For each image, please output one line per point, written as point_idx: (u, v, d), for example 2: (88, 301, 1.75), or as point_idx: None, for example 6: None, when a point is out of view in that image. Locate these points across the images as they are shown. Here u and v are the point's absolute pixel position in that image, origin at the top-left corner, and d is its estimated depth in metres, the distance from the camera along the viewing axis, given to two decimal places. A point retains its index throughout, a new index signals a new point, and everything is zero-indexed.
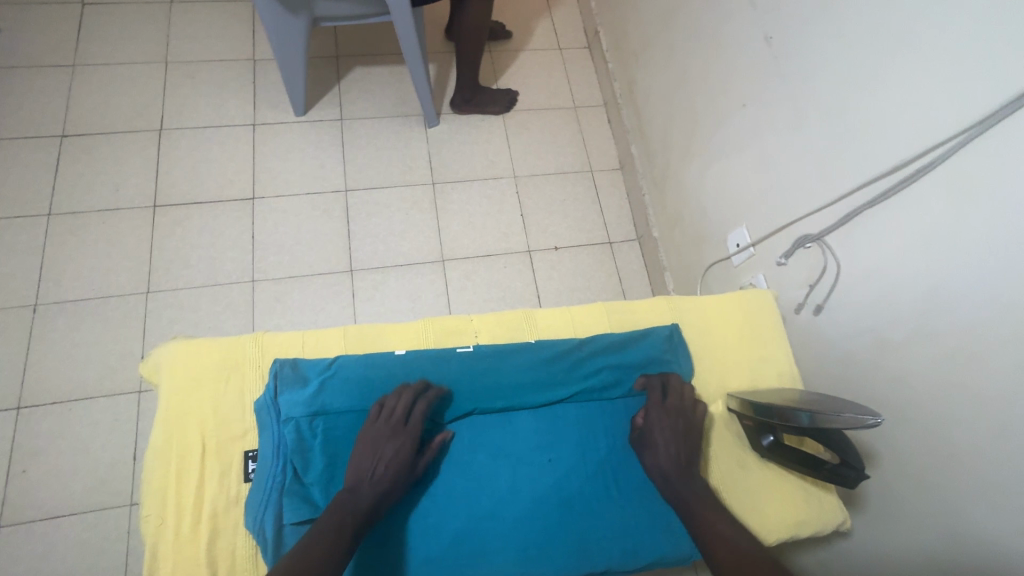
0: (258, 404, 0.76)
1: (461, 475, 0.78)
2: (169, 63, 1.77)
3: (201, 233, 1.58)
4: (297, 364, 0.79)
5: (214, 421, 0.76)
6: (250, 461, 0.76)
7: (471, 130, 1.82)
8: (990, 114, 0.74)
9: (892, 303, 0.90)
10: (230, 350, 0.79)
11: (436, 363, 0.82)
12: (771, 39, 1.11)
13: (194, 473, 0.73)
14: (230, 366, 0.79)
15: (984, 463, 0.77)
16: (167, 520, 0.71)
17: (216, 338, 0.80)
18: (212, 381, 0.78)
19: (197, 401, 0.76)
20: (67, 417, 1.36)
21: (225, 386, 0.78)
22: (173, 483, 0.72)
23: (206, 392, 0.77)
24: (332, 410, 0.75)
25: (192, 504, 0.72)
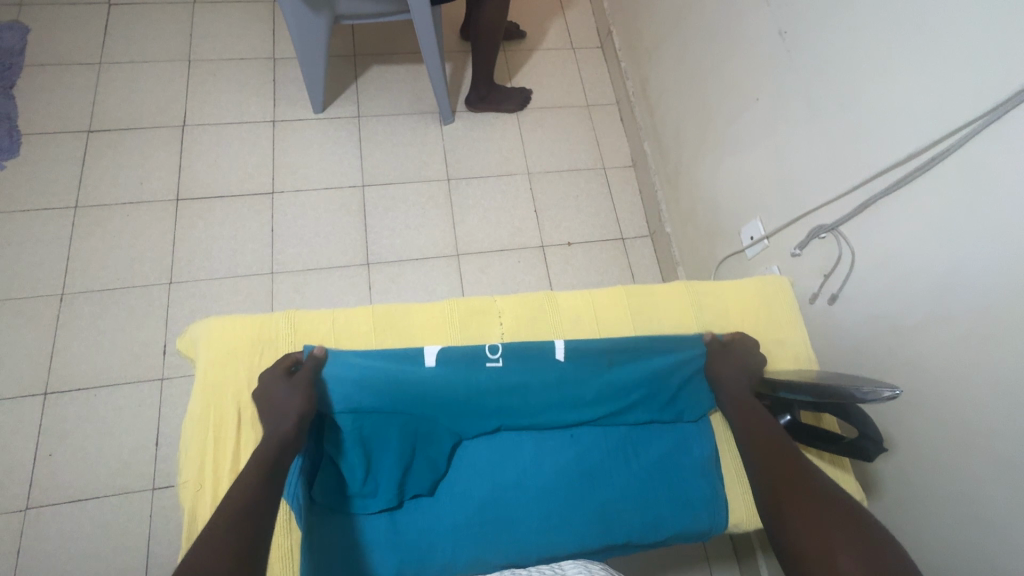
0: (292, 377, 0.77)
1: (486, 448, 0.81)
2: (192, 62, 1.82)
3: (222, 225, 1.61)
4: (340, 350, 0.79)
5: (249, 392, 0.78)
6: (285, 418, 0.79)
7: (485, 127, 1.85)
8: (1004, 100, 0.75)
9: (907, 290, 0.91)
10: (263, 326, 0.81)
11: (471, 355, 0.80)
12: (784, 33, 1.13)
13: (230, 442, 0.75)
14: (264, 340, 0.81)
15: (998, 445, 0.78)
16: (205, 485, 0.73)
17: (250, 313, 0.82)
18: (246, 354, 0.80)
19: (233, 373, 0.78)
20: (92, 403, 1.39)
21: (259, 359, 0.80)
22: (211, 449, 0.75)
23: (241, 364, 0.79)
24: (361, 399, 0.76)
25: (229, 470, 0.74)
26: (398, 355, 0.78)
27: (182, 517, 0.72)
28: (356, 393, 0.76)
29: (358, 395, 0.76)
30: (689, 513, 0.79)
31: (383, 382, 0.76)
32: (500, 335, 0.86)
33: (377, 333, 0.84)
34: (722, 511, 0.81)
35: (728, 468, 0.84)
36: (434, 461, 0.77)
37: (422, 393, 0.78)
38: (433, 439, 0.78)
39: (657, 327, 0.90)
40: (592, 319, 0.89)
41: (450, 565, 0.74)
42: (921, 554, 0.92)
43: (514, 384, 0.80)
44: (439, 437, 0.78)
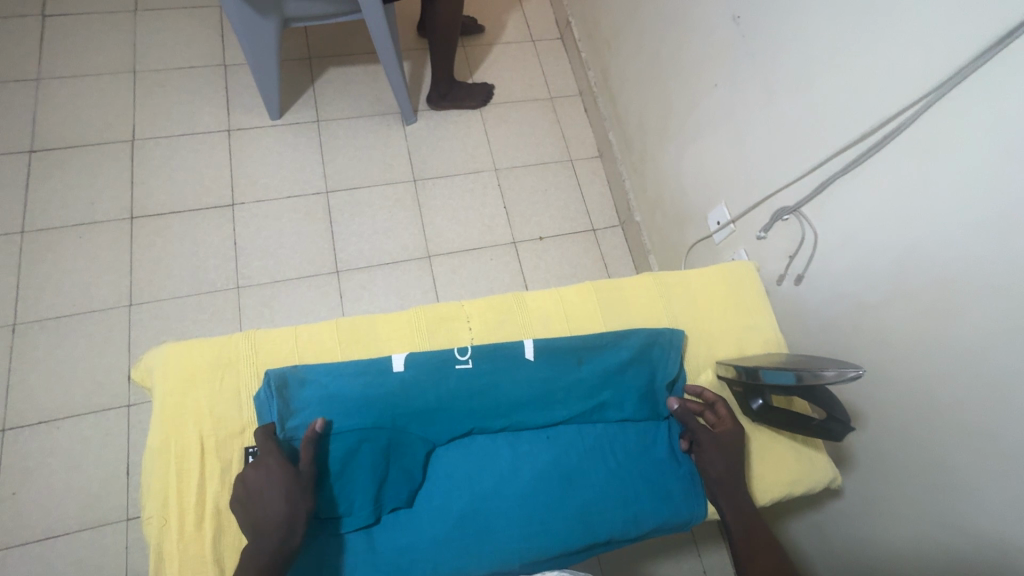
0: (258, 398, 0.76)
1: (463, 456, 0.79)
2: (138, 73, 1.74)
3: (181, 242, 1.56)
4: (302, 369, 0.77)
5: (211, 421, 0.75)
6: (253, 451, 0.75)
7: (448, 126, 1.82)
8: (949, 77, 0.77)
9: (869, 268, 0.93)
10: (223, 349, 0.78)
11: (439, 363, 0.80)
12: (738, 19, 1.13)
13: (194, 473, 0.72)
14: (224, 364, 0.78)
15: (961, 412, 0.81)
16: (170, 520, 0.70)
17: (206, 338, 0.78)
18: (205, 381, 0.76)
19: (192, 402, 0.75)
20: (55, 436, 1.33)
21: (220, 383, 0.76)
22: (174, 483, 0.72)
23: (200, 392, 0.76)
24: (327, 418, 0.73)
25: (195, 503, 0.71)
26: (366, 369, 0.77)
27: (148, 556, 0.69)
28: (323, 412, 0.73)
29: (322, 413, 0.74)
30: (671, 508, 0.79)
31: (352, 396, 0.75)
32: (469, 339, 0.85)
33: (343, 346, 0.82)
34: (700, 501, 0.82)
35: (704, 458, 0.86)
36: (408, 472, 0.76)
37: (391, 406, 0.76)
38: (407, 453, 0.76)
39: (627, 322, 0.90)
40: (560, 317, 0.88)
41: None
42: (896, 520, 0.95)
43: (486, 389, 0.79)
44: (413, 451, 0.76)
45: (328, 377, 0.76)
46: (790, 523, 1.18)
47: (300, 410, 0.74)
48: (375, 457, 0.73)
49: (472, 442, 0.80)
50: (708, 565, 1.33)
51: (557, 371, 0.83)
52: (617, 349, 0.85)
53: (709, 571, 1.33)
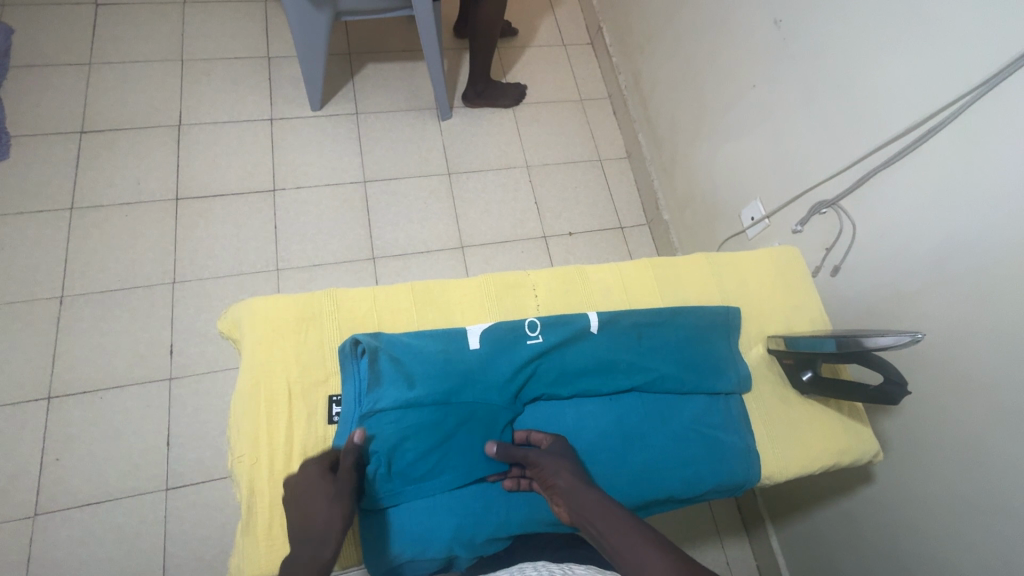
0: (342, 350, 0.78)
1: (529, 414, 0.82)
2: (185, 61, 1.80)
3: (224, 224, 1.60)
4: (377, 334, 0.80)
5: (297, 369, 0.78)
6: (334, 404, 0.78)
7: (482, 123, 1.88)
8: (995, 73, 0.81)
9: (907, 258, 0.97)
10: (307, 303, 0.82)
11: (509, 331, 0.82)
12: (779, 22, 1.18)
13: (284, 416, 0.75)
14: (309, 318, 0.81)
15: (997, 394, 0.84)
16: (261, 457, 0.73)
17: (293, 293, 0.82)
18: (293, 332, 0.80)
19: (280, 351, 0.78)
20: (98, 405, 1.37)
21: (305, 335, 0.80)
22: (265, 424, 0.74)
23: (288, 342, 0.79)
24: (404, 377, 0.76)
25: (284, 443, 0.74)
26: (444, 339, 0.80)
27: (240, 490, 0.72)
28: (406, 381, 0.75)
29: (405, 381, 0.76)
30: (730, 470, 0.80)
31: (429, 358, 0.78)
32: (535, 307, 0.88)
33: (417, 307, 0.85)
34: (756, 464, 0.82)
35: (758, 427, 0.87)
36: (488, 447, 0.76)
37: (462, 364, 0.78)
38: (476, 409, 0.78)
39: (683, 298, 0.93)
40: (620, 291, 0.91)
41: (502, 528, 0.75)
42: (928, 503, 0.98)
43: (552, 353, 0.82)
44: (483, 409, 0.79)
45: (408, 347, 0.79)
46: (816, 512, 1.21)
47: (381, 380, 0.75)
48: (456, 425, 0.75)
49: (539, 406, 0.82)
50: (731, 556, 1.37)
51: (620, 341, 0.85)
52: (677, 318, 0.88)
53: (732, 562, 1.36)
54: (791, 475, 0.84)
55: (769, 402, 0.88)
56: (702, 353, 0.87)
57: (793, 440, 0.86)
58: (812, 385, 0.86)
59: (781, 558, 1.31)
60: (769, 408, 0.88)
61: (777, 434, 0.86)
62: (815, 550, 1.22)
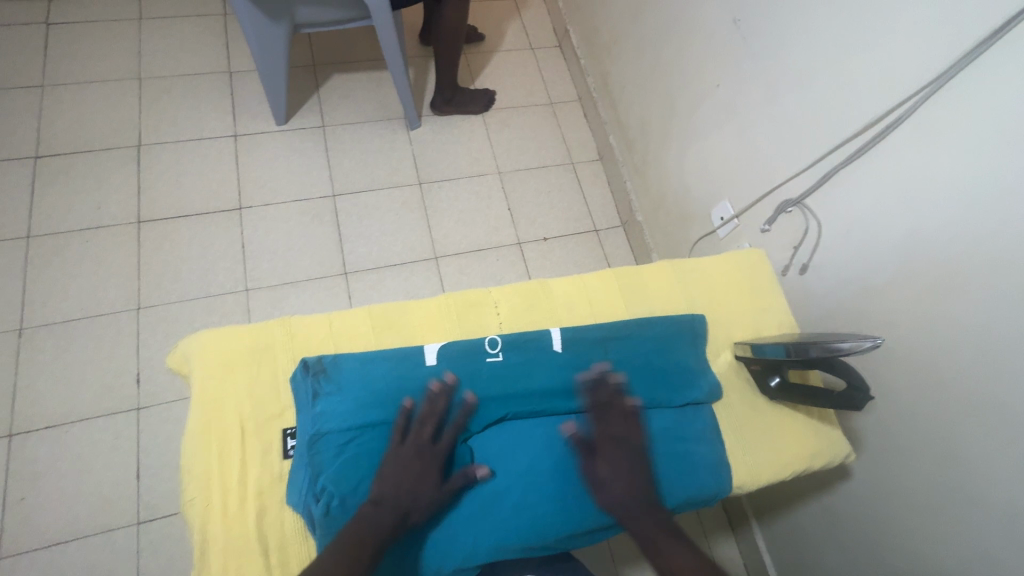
0: (293, 380, 0.76)
1: (495, 435, 0.78)
2: (143, 80, 1.76)
3: (190, 245, 1.56)
4: (324, 359, 0.76)
5: (250, 404, 0.76)
6: (288, 438, 0.76)
7: (452, 130, 1.86)
8: (947, 69, 0.82)
9: (874, 254, 0.97)
10: (260, 333, 0.79)
11: (469, 353, 0.80)
12: (738, 21, 1.18)
13: (236, 455, 0.73)
14: (261, 349, 0.79)
15: (967, 389, 0.85)
16: (213, 499, 0.70)
17: (244, 324, 0.80)
18: (244, 365, 0.77)
19: (232, 385, 0.76)
20: (64, 440, 1.32)
21: (258, 368, 0.78)
22: (216, 465, 0.72)
23: (239, 376, 0.77)
24: (359, 407, 0.72)
25: (237, 483, 0.71)
26: (398, 362, 0.77)
27: (192, 536, 0.69)
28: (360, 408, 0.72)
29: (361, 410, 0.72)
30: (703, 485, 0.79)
31: (385, 386, 0.74)
32: (497, 326, 0.86)
33: (376, 332, 0.83)
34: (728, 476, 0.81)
35: (728, 436, 0.86)
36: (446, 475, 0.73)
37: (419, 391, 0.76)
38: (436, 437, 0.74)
39: (649, 308, 0.92)
40: (583, 304, 0.90)
41: (468, 559, 0.72)
42: (905, 496, 0.98)
43: (515, 373, 0.80)
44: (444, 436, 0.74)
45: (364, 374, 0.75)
46: (799, 510, 1.21)
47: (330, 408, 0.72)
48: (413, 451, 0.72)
49: (504, 426, 0.79)
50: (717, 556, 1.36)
51: (585, 357, 0.84)
52: (643, 330, 0.87)
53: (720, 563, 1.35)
54: (761, 483, 0.84)
55: (738, 410, 0.88)
56: (669, 366, 0.86)
57: (763, 448, 0.85)
58: (779, 393, 0.85)
59: (767, 556, 1.30)
60: (736, 416, 0.87)
61: (746, 443, 0.86)
62: (800, 548, 1.22)
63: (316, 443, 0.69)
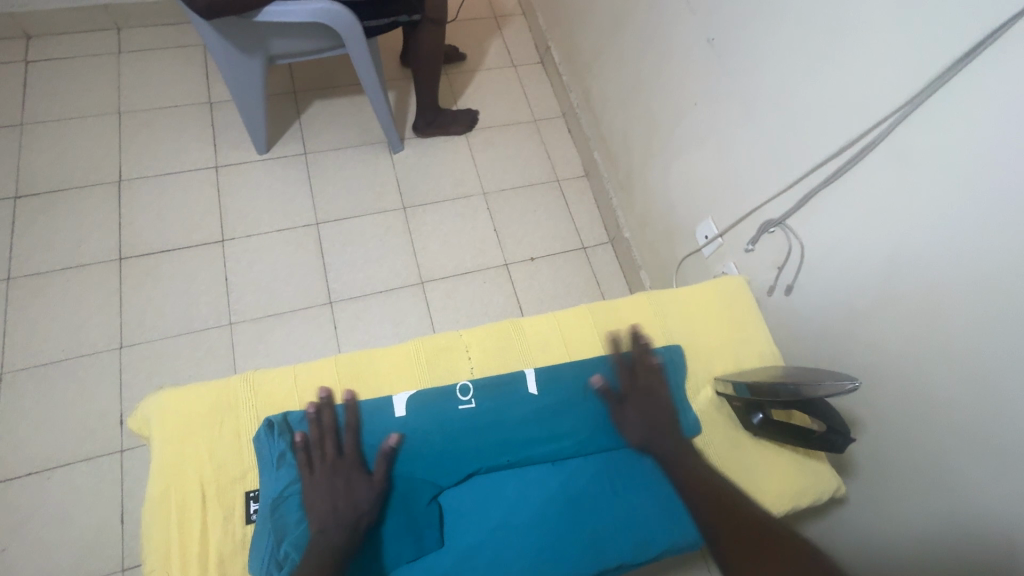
0: (257, 439, 0.73)
1: (470, 488, 0.79)
2: (123, 114, 1.75)
3: (172, 281, 1.55)
4: (291, 416, 0.75)
5: (211, 466, 0.74)
6: (252, 502, 0.74)
7: (436, 152, 1.85)
8: (920, 90, 0.80)
9: (857, 277, 0.95)
10: (220, 391, 0.77)
11: (442, 402, 0.79)
12: (712, 40, 1.17)
13: (196, 521, 0.71)
14: (222, 408, 0.77)
15: (956, 416, 0.82)
16: (172, 571, 0.68)
17: (203, 382, 0.77)
18: (204, 426, 0.75)
19: (192, 448, 0.74)
20: (47, 486, 1.30)
21: (219, 428, 0.76)
22: (175, 534, 0.70)
23: (199, 438, 0.75)
24: (330, 465, 0.73)
25: (198, 551, 0.69)
26: (369, 415, 0.77)
27: None
28: (326, 466, 0.73)
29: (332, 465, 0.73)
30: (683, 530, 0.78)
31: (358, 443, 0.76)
32: (468, 370, 0.84)
33: (342, 384, 0.80)
34: None
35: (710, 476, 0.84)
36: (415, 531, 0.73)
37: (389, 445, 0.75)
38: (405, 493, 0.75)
39: (627, 344, 0.91)
40: (557, 344, 0.88)
41: None
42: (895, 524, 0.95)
43: (489, 421, 0.80)
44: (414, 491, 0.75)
45: (333, 429, 0.75)
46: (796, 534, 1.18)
47: (295, 467, 0.71)
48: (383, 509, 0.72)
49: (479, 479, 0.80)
50: None
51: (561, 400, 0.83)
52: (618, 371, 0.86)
53: None
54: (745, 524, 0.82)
55: (721, 448, 0.86)
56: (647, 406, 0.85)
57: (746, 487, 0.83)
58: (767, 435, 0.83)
59: None
60: (719, 454, 0.85)
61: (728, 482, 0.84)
62: None
63: (278, 505, 0.69)
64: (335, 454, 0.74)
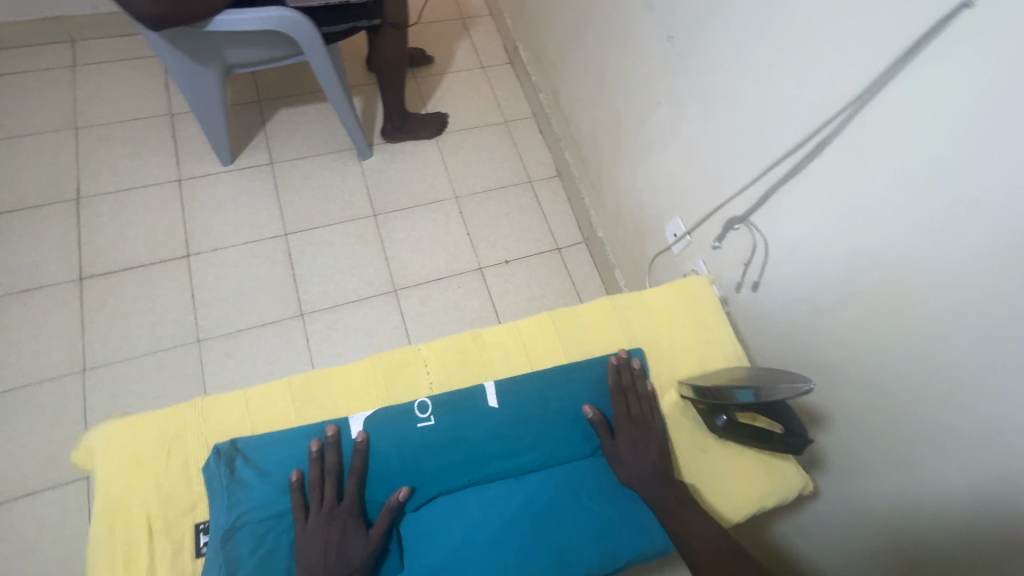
0: (207, 468, 0.74)
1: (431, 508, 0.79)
2: (80, 129, 1.70)
3: (136, 299, 1.50)
4: (238, 444, 0.75)
5: (159, 499, 0.74)
6: (202, 534, 0.74)
7: (405, 157, 1.82)
8: (867, 87, 0.80)
9: (819, 273, 0.95)
10: (168, 422, 0.78)
11: (395, 422, 0.79)
12: (672, 38, 1.16)
13: (143, 557, 0.71)
14: (171, 438, 0.77)
15: (918, 408, 0.83)
16: None
17: (150, 413, 0.78)
18: (151, 458, 0.75)
19: (139, 482, 0.74)
20: (8, 518, 1.25)
21: (167, 459, 0.76)
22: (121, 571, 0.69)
23: (146, 470, 0.75)
24: (283, 492, 0.73)
25: None
26: (324, 438, 0.77)
27: None
28: (280, 493, 0.74)
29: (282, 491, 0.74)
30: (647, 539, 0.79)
31: (312, 467, 0.75)
32: (427, 386, 0.85)
33: (297, 405, 0.81)
34: None
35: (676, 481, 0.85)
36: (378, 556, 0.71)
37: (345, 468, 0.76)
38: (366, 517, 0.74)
39: (586, 351, 0.92)
40: (516, 354, 0.90)
41: None
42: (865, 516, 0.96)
43: (449, 438, 0.79)
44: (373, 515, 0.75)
45: (286, 455, 0.75)
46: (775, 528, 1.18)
47: (245, 495, 0.72)
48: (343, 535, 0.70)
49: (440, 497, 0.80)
50: None
51: (520, 412, 0.83)
52: (576, 381, 0.87)
53: None
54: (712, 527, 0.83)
55: (686, 453, 0.87)
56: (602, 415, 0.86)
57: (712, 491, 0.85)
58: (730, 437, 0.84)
59: None
60: (684, 459, 0.87)
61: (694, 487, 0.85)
62: None
63: (231, 535, 0.69)
64: (292, 479, 0.73)
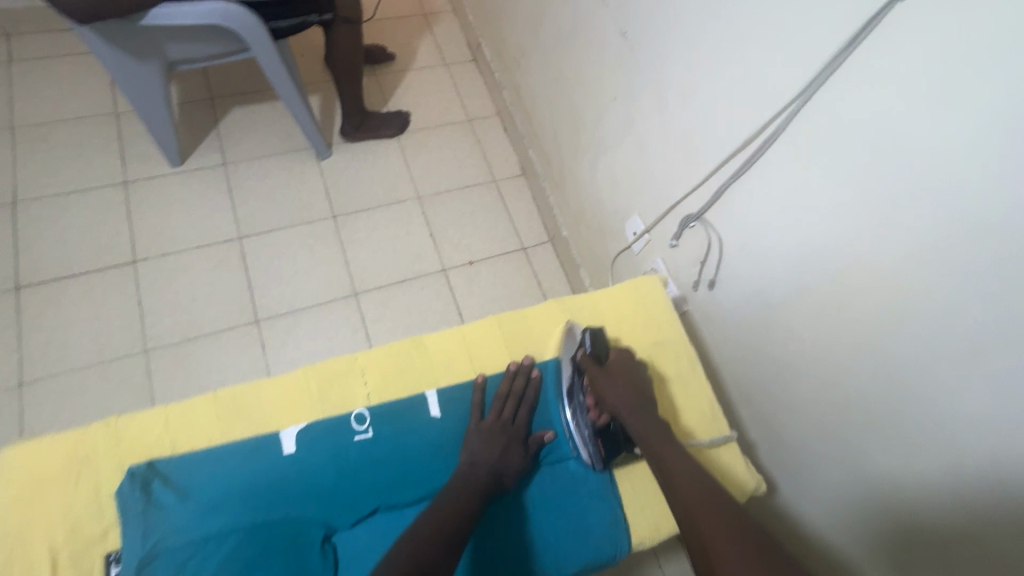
0: (121, 493, 0.72)
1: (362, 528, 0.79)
2: (15, 129, 1.61)
3: (77, 309, 1.43)
4: (155, 466, 0.75)
5: (66, 527, 0.73)
6: (111, 565, 0.73)
7: (366, 157, 1.77)
8: (811, 81, 0.80)
9: (770, 269, 0.95)
10: (80, 443, 0.77)
11: (327, 436, 0.80)
12: (626, 34, 1.15)
13: None
14: (81, 460, 0.76)
15: (868, 402, 0.83)
16: None
17: (60, 433, 0.77)
18: (60, 482, 0.75)
19: (46, 508, 0.73)
20: None
21: (75, 484, 0.75)
22: None
23: (55, 496, 0.74)
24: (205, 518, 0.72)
25: None
26: (252, 456, 0.77)
27: None
28: (203, 516, 0.73)
29: (204, 513, 0.73)
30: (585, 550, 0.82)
31: (236, 490, 0.75)
32: (364, 398, 0.85)
33: (223, 421, 0.81)
34: (619, 535, 0.84)
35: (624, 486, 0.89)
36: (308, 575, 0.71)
37: (269, 493, 0.75)
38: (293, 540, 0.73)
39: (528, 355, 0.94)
40: (459, 361, 0.91)
41: None
42: (824, 517, 0.96)
43: (384, 455, 0.80)
44: (302, 541, 0.74)
45: (208, 476, 0.75)
46: None
47: (166, 520, 0.71)
48: (266, 555, 0.71)
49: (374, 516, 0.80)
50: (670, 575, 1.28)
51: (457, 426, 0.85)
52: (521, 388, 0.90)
53: None
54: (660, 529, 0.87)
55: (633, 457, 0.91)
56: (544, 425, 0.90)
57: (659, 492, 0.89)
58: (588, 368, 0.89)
59: None
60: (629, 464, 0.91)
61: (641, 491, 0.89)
62: None
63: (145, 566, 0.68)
64: (211, 506, 0.73)
